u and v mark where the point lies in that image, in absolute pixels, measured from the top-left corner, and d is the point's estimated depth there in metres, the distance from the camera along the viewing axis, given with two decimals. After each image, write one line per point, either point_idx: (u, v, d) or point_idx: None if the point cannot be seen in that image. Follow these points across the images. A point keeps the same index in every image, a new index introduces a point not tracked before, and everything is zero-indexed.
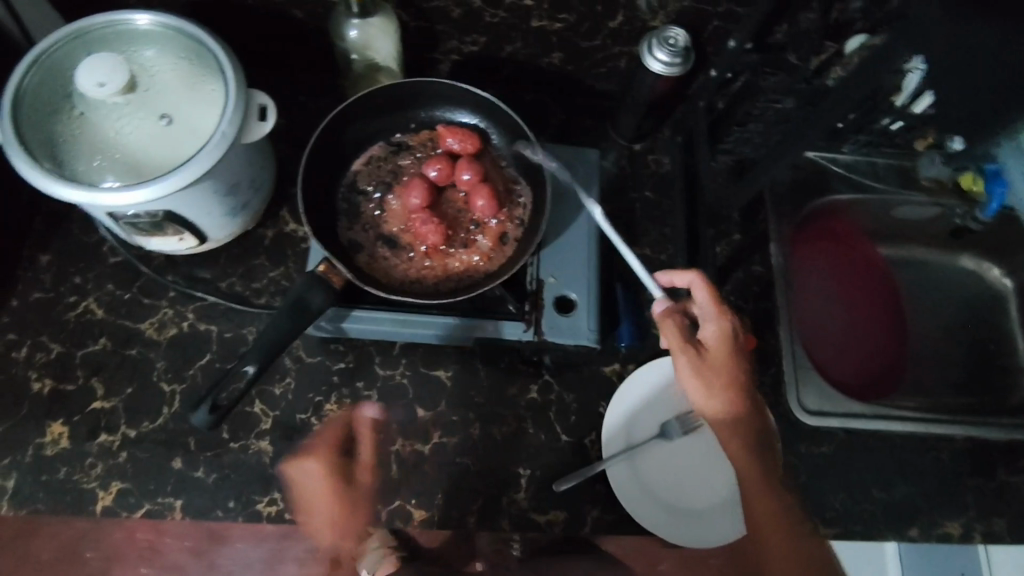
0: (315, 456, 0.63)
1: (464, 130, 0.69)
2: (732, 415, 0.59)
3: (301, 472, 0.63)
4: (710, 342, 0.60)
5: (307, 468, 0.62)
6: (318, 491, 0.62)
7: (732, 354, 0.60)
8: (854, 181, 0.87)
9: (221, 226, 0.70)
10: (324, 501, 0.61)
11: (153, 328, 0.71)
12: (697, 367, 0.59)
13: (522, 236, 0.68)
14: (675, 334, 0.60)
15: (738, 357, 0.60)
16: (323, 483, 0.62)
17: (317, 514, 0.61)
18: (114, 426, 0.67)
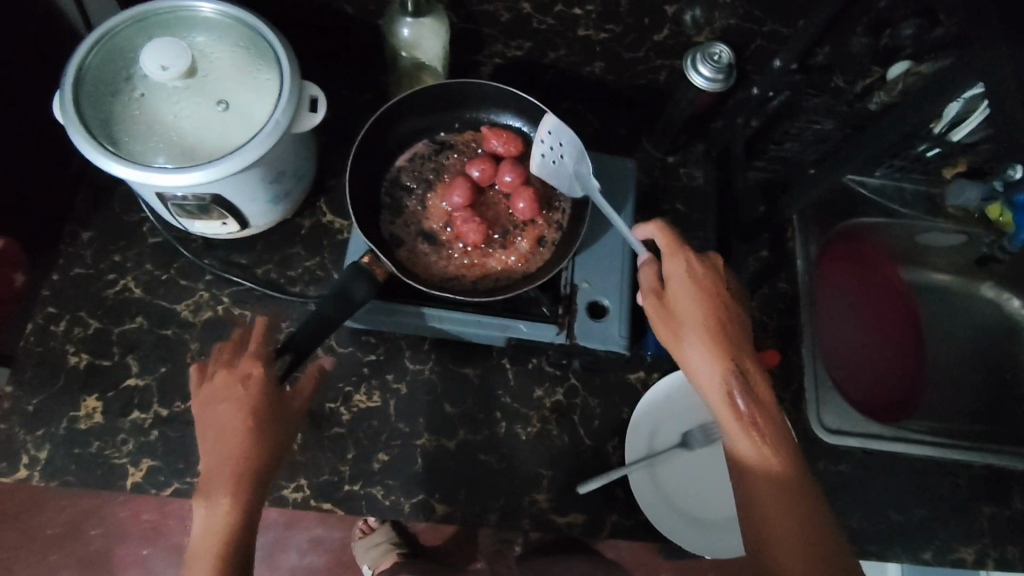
0: (238, 383, 0.55)
1: (508, 133, 0.70)
2: (698, 353, 0.59)
3: (220, 402, 0.55)
4: (671, 282, 0.61)
5: (225, 401, 0.54)
6: (229, 430, 0.53)
7: (693, 289, 0.61)
8: (881, 205, 0.89)
9: (263, 214, 0.71)
10: (233, 441, 0.53)
11: (189, 310, 0.72)
12: (660, 313, 0.61)
13: (559, 240, 0.69)
14: (645, 286, 0.63)
15: (702, 293, 0.60)
16: (237, 419, 0.54)
17: (219, 457, 0.53)
18: (147, 404, 0.67)
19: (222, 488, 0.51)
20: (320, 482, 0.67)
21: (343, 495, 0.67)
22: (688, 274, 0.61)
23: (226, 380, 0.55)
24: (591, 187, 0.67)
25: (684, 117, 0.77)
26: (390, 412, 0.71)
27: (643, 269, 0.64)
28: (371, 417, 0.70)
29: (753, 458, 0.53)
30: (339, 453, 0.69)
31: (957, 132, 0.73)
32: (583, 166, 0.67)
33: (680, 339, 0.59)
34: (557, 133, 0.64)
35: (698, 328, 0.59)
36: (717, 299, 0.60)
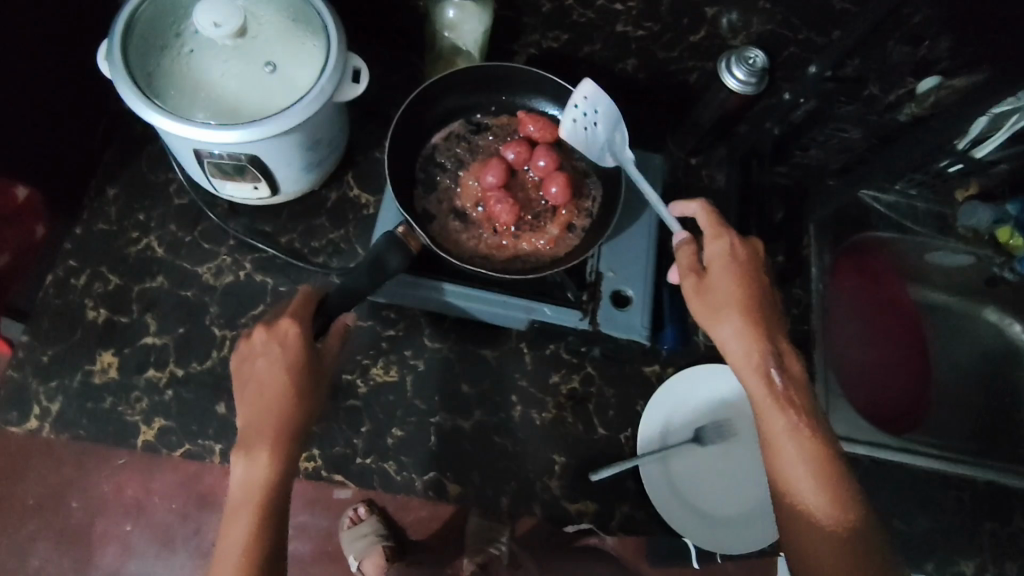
0: (276, 342, 0.55)
1: (545, 118, 0.71)
2: (736, 333, 0.58)
3: (259, 360, 0.55)
4: (711, 263, 0.62)
5: (265, 359, 0.55)
6: (267, 388, 0.54)
7: (733, 272, 0.61)
8: (893, 220, 0.90)
9: (295, 181, 0.71)
10: (272, 398, 0.53)
11: (211, 274, 0.71)
12: (697, 293, 0.62)
13: (588, 228, 0.70)
14: (682, 264, 0.64)
15: (741, 276, 0.61)
16: (276, 376, 0.54)
17: (260, 414, 0.53)
18: (163, 363, 0.67)
19: (263, 442, 0.52)
20: (334, 453, 0.67)
21: (355, 468, 0.67)
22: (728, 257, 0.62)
23: (264, 338, 0.55)
24: (624, 157, 0.67)
25: (713, 119, 0.79)
26: (406, 389, 0.71)
27: (681, 248, 0.64)
28: (387, 392, 0.70)
29: (787, 437, 0.54)
30: (353, 426, 0.68)
31: (980, 150, 0.74)
32: (617, 135, 0.66)
33: (716, 318, 0.60)
34: (593, 101, 0.63)
35: (736, 310, 0.59)
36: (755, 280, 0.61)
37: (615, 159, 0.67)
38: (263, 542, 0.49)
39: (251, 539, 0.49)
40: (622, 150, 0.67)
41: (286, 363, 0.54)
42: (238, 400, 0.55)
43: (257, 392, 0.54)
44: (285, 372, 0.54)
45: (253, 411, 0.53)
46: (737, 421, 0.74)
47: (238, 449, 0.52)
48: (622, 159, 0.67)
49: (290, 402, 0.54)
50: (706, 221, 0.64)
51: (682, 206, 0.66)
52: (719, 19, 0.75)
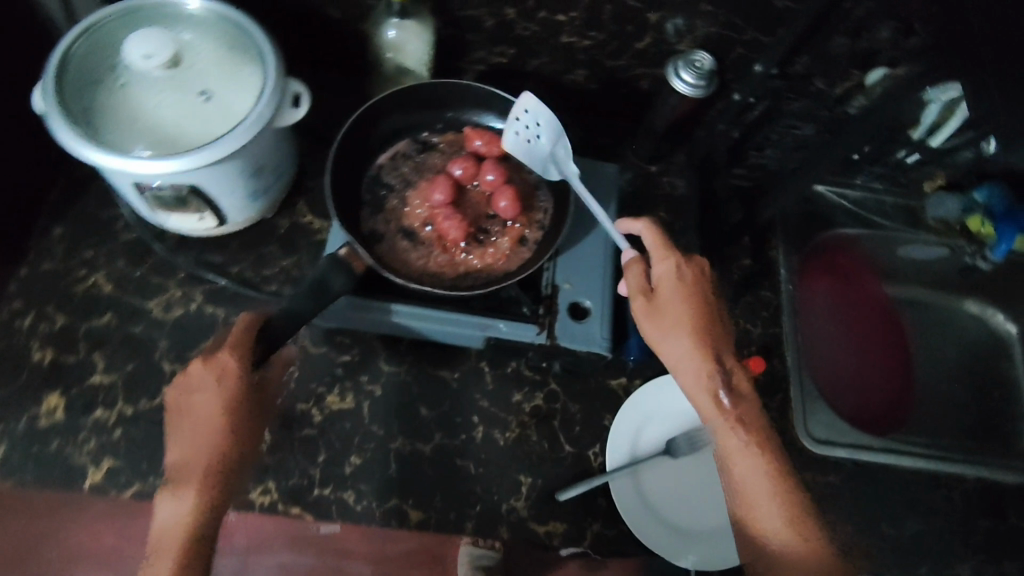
0: (214, 373, 0.54)
1: (491, 133, 0.71)
2: (689, 357, 0.61)
3: (196, 394, 0.54)
4: (661, 282, 0.63)
5: (200, 391, 0.53)
6: (205, 423, 0.53)
7: (681, 291, 0.62)
8: (861, 216, 0.90)
9: (241, 209, 0.70)
10: (205, 435, 0.53)
11: (160, 308, 0.70)
12: (650, 314, 0.62)
13: (541, 240, 0.69)
14: (633, 283, 0.64)
15: (690, 295, 0.62)
16: (213, 411, 0.53)
17: (193, 448, 0.53)
18: (111, 401, 0.65)
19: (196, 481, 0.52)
20: (289, 486, 0.65)
21: (312, 500, 0.65)
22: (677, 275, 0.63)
23: (200, 370, 0.54)
24: (568, 171, 0.66)
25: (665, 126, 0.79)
26: (363, 415, 0.69)
27: (631, 267, 0.65)
28: (343, 419, 0.68)
29: (742, 456, 0.58)
30: (309, 456, 0.66)
31: (934, 138, 0.76)
32: (560, 149, 0.66)
33: (669, 339, 0.61)
34: (534, 113, 0.64)
35: (687, 331, 0.61)
36: (703, 300, 0.63)
37: (560, 173, 0.67)
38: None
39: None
40: (567, 165, 0.67)
41: (225, 399, 0.53)
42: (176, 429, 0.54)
43: (195, 425, 0.53)
44: (224, 408, 0.53)
45: (190, 447, 0.53)
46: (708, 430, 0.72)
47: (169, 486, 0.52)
48: (566, 173, 0.66)
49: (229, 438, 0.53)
50: (652, 239, 0.65)
51: (630, 224, 0.66)
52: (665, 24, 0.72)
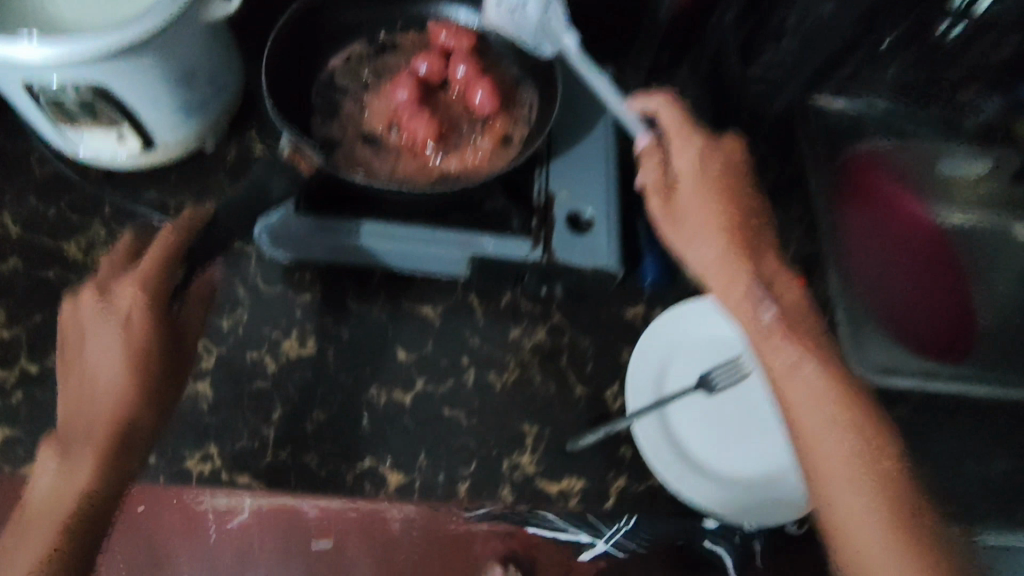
0: (116, 316, 0.44)
1: (460, 26, 0.60)
2: (723, 263, 0.49)
3: (89, 340, 0.44)
4: (683, 170, 0.52)
5: (95, 335, 0.44)
6: (101, 374, 0.43)
7: (708, 180, 0.52)
8: (892, 128, 0.79)
9: (171, 129, 0.58)
10: (92, 390, 0.43)
11: (79, 250, 0.58)
12: (666, 212, 0.52)
13: (528, 139, 0.57)
14: (650, 179, 0.53)
15: (718, 186, 0.51)
16: (111, 356, 0.43)
17: (82, 403, 0.43)
18: (12, 359, 0.53)
19: (82, 443, 0.41)
20: (235, 450, 0.52)
21: (266, 466, 0.52)
22: (699, 163, 0.52)
23: (95, 311, 0.45)
24: (564, 40, 0.56)
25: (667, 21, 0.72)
26: (329, 362, 0.56)
27: (647, 156, 0.54)
28: (304, 368, 0.56)
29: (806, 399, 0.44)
30: (261, 413, 0.53)
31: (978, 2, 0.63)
32: (554, 13, 0.55)
33: (693, 243, 0.50)
34: None
35: (717, 230, 0.50)
36: (734, 194, 0.51)
37: (555, 44, 0.57)
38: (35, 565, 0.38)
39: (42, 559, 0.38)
40: (563, 33, 0.57)
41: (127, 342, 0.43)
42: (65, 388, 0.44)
43: (86, 376, 0.44)
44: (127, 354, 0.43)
45: (80, 404, 0.43)
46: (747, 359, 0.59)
47: (49, 448, 0.42)
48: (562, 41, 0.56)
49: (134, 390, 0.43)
50: (671, 121, 0.54)
51: (644, 102, 0.55)
52: None
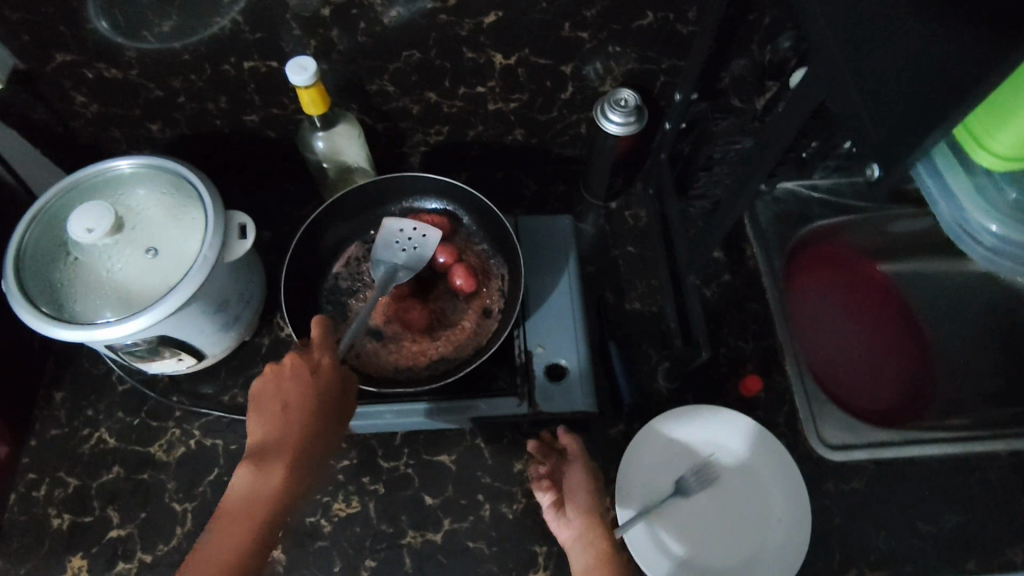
0: (308, 367, 0.56)
1: (433, 217, 0.72)
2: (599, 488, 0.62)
3: (289, 400, 0.54)
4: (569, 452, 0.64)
5: (253, 413, 0.55)
6: (311, 419, 0.54)
7: (334, 383, 0.57)
8: (834, 204, 0.86)
9: (216, 342, 0.71)
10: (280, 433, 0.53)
11: (162, 450, 0.72)
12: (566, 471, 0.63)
13: (505, 306, 0.69)
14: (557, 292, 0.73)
15: (332, 388, 0.56)
16: (298, 405, 0.54)
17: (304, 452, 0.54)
18: (130, 553, 0.67)
19: (277, 462, 0.52)
20: None
21: None
22: (308, 380, 0.55)
23: (272, 373, 0.56)
24: (620, 98, 0.72)
25: (609, 151, 0.77)
26: (371, 516, 0.69)
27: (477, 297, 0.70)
28: (353, 524, 0.69)
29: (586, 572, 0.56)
30: (325, 568, 0.67)
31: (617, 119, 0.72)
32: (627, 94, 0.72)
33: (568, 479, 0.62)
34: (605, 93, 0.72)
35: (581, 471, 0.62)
36: (322, 407, 0.55)
37: (628, 98, 0.72)
38: (251, 562, 0.48)
39: (232, 562, 0.47)
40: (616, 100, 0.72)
41: (304, 381, 0.55)
42: (260, 424, 0.54)
43: (286, 418, 0.54)
44: (306, 395, 0.55)
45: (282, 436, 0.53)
46: (722, 454, 0.71)
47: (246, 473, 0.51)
48: (619, 98, 0.72)
49: (315, 418, 0.54)
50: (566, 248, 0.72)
51: (620, 113, 0.72)
52: (584, 70, 0.70)
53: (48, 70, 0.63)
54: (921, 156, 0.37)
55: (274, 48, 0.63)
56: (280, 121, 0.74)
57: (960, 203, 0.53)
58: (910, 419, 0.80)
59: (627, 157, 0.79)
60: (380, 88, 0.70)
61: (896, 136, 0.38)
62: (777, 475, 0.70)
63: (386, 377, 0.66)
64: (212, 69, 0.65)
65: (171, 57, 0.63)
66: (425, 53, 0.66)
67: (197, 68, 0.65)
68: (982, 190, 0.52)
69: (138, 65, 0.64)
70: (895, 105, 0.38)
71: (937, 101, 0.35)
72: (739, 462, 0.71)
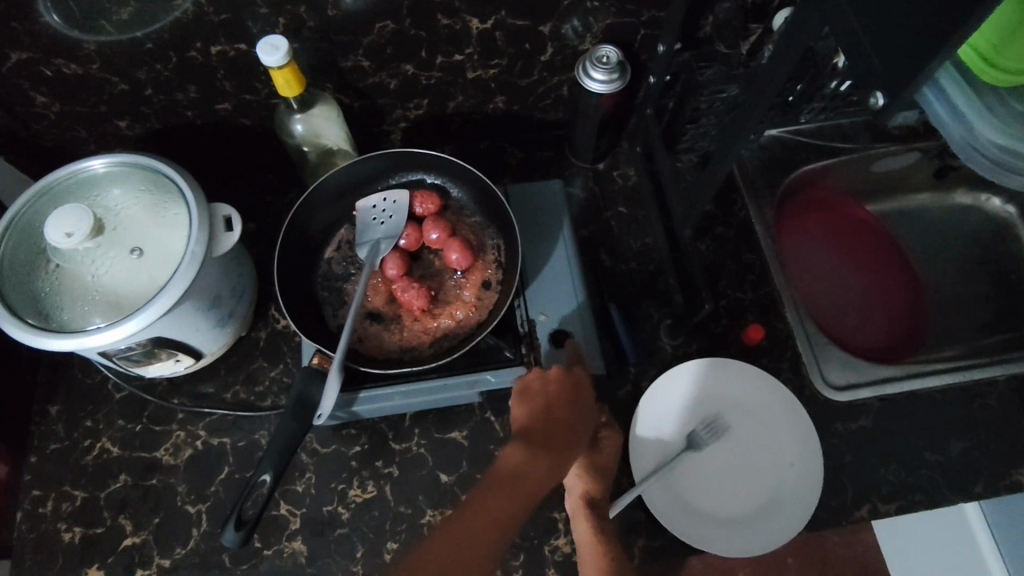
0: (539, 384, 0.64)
1: (425, 192, 0.71)
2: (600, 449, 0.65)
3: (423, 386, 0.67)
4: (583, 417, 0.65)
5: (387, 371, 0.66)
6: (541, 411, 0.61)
7: (550, 393, 0.63)
8: (821, 147, 0.86)
9: (212, 339, 0.69)
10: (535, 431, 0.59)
11: (169, 453, 0.71)
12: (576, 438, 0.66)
13: (504, 277, 0.68)
14: (554, 259, 0.72)
15: (546, 398, 0.63)
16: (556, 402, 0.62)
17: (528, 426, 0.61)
18: (148, 559, 0.67)
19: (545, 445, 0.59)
20: None
21: None
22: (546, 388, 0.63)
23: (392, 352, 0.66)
24: (601, 55, 0.70)
25: (594, 112, 0.76)
26: (388, 498, 0.69)
27: (473, 271, 0.69)
28: (371, 508, 0.68)
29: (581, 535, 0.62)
30: (347, 554, 0.67)
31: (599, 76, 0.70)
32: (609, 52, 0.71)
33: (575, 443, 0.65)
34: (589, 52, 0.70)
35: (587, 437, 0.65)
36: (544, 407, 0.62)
37: (609, 55, 0.70)
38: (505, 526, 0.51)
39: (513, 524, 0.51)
40: (598, 57, 0.70)
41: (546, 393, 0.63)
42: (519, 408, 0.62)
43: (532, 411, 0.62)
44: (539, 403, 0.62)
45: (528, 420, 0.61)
46: (731, 405, 0.71)
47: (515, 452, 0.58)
48: (601, 55, 0.70)
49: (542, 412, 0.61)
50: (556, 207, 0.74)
51: (601, 72, 0.70)
52: (562, 30, 0.68)
53: (4, 71, 0.60)
54: (927, 82, 0.37)
55: (241, 30, 0.61)
56: (254, 107, 0.72)
57: (970, 123, 0.57)
58: (909, 355, 0.81)
59: (611, 117, 0.78)
60: (355, 64, 0.68)
61: (902, 63, 0.37)
62: (788, 422, 0.70)
63: (390, 359, 0.65)
64: (178, 56, 0.62)
65: (132, 46, 0.60)
66: (399, 24, 0.64)
67: (162, 57, 0.62)
68: (990, 106, 0.56)
69: (99, 59, 0.61)
70: (899, 31, 0.37)
71: (942, 23, 0.34)
72: (749, 412, 0.71)
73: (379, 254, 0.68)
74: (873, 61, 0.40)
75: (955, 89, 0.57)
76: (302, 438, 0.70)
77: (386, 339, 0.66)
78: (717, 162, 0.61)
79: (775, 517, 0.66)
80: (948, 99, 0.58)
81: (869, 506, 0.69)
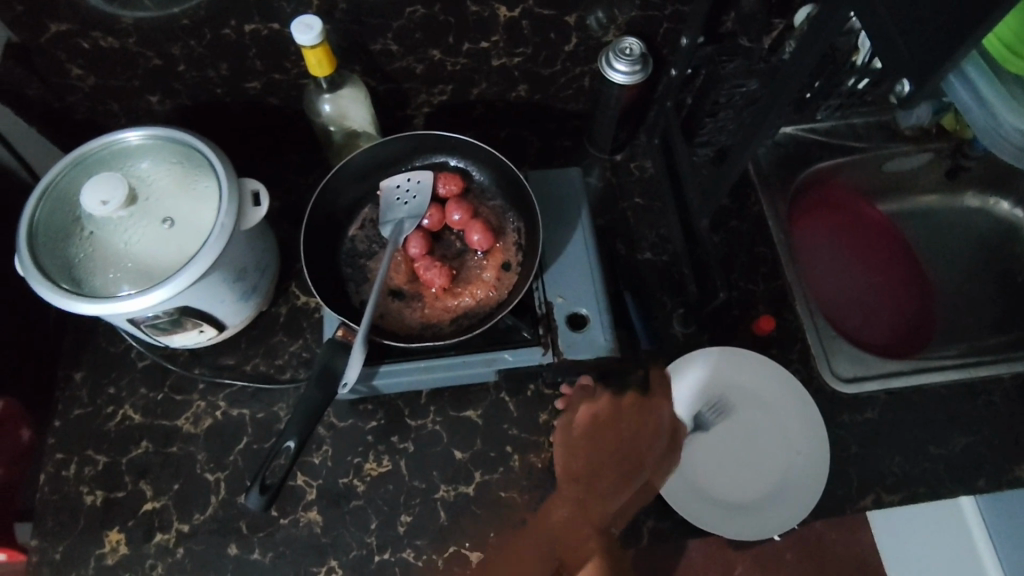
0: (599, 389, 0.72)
1: (448, 174, 0.72)
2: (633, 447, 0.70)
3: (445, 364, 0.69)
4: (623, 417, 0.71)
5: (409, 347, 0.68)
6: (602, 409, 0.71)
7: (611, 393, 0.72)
8: (835, 146, 0.88)
9: (236, 311, 0.71)
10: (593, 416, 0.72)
11: (189, 422, 0.72)
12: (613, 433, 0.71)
13: (524, 259, 0.70)
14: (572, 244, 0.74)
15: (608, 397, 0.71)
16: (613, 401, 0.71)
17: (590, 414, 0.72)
18: (168, 523, 0.68)
19: None
20: (351, 558, 0.67)
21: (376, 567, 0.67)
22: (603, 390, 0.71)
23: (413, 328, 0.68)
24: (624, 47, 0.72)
25: (614, 103, 0.77)
26: (403, 472, 0.70)
27: (494, 252, 0.70)
28: (386, 482, 0.70)
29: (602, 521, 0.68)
30: (362, 525, 0.68)
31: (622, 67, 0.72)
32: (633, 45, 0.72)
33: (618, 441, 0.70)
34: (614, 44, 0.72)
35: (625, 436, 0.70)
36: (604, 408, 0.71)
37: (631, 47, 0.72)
38: None
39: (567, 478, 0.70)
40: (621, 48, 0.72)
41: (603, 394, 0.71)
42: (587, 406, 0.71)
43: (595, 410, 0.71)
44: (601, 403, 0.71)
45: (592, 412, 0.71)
46: (741, 393, 0.73)
47: None
48: (624, 48, 0.72)
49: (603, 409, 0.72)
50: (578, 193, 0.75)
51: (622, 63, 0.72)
52: (587, 21, 0.70)
53: (44, 42, 0.62)
54: (953, 70, 0.38)
55: (276, 9, 0.62)
56: (282, 87, 0.73)
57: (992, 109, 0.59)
58: (915, 352, 0.82)
59: (631, 109, 0.80)
60: (383, 47, 0.70)
61: (930, 51, 0.38)
62: (795, 412, 0.72)
63: (412, 335, 0.67)
64: (212, 33, 0.64)
65: (169, 22, 0.62)
66: (429, 8, 0.65)
67: (196, 34, 0.64)
68: (1013, 93, 0.58)
69: (137, 33, 0.62)
70: (928, 22, 0.38)
71: (969, 14, 0.36)
72: (758, 400, 0.73)
73: (403, 232, 0.70)
74: (900, 49, 0.41)
75: (981, 77, 0.59)
76: (321, 411, 0.71)
77: (408, 315, 0.68)
78: (736, 153, 0.62)
79: (775, 503, 0.68)
80: (972, 86, 0.60)
81: (873, 495, 0.71)
